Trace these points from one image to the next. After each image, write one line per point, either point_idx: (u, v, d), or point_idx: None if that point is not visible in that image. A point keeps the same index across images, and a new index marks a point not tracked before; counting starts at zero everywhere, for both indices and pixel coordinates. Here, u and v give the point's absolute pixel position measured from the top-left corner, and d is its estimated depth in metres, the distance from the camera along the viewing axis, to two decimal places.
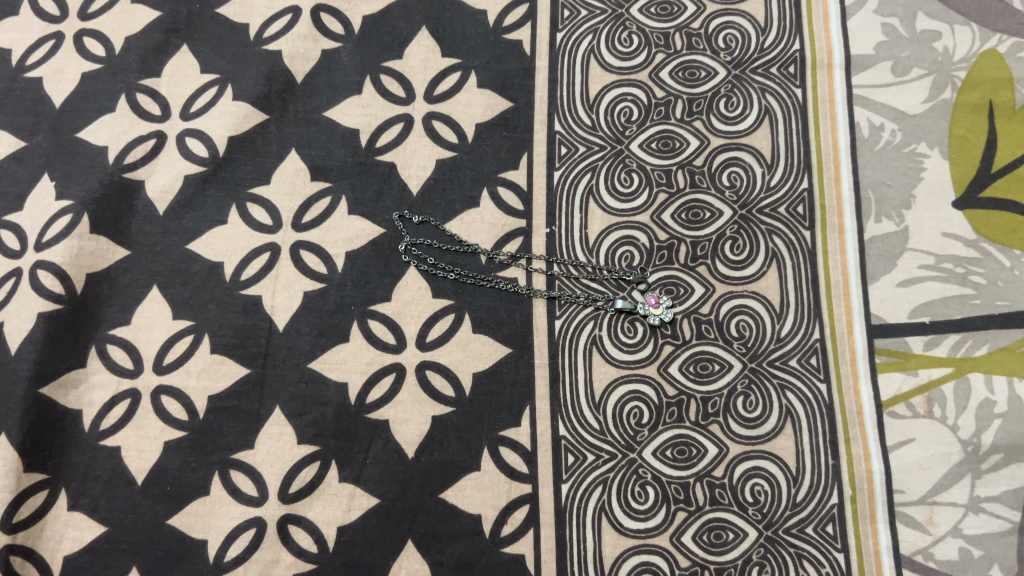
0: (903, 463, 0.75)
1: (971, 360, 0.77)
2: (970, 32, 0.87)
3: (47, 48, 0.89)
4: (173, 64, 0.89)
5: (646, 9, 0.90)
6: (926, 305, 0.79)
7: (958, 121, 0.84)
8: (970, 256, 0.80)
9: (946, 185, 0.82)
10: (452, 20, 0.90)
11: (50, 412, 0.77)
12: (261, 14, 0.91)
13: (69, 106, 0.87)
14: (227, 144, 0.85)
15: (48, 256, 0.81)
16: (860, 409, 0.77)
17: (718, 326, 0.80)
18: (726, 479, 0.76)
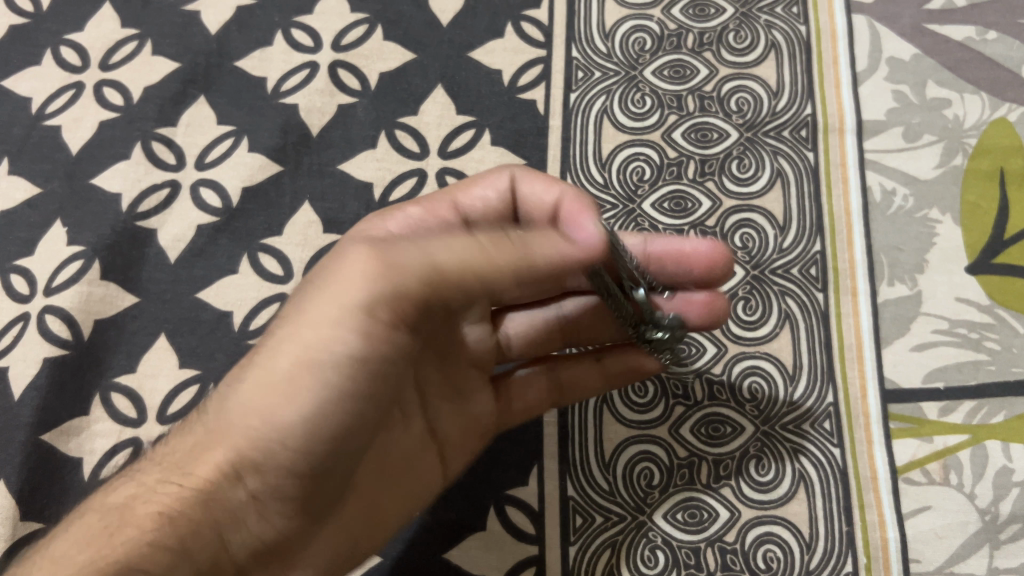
0: (919, 532, 0.73)
1: (988, 427, 0.76)
2: (980, 100, 0.88)
3: (67, 97, 0.92)
4: (189, 114, 0.90)
5: (660, 71, 0.90)
6: (940, 370, 0.78)
7: (969, 188, 0.84)
8: (983, 322, 0.80)
9: (959, 251, 0.82)
10: (467, 78, 0.91)
11: (50, 459, 0.76)
12: (279, 68, 0.92)
13: (86, 153, 0.89)
14: (240, 194, 0.86)
15: (57, 301, 0.82)
16: (875, 475, 0.75)
17: (730, 387, 0.78)
18: (738, 544, 0.74)
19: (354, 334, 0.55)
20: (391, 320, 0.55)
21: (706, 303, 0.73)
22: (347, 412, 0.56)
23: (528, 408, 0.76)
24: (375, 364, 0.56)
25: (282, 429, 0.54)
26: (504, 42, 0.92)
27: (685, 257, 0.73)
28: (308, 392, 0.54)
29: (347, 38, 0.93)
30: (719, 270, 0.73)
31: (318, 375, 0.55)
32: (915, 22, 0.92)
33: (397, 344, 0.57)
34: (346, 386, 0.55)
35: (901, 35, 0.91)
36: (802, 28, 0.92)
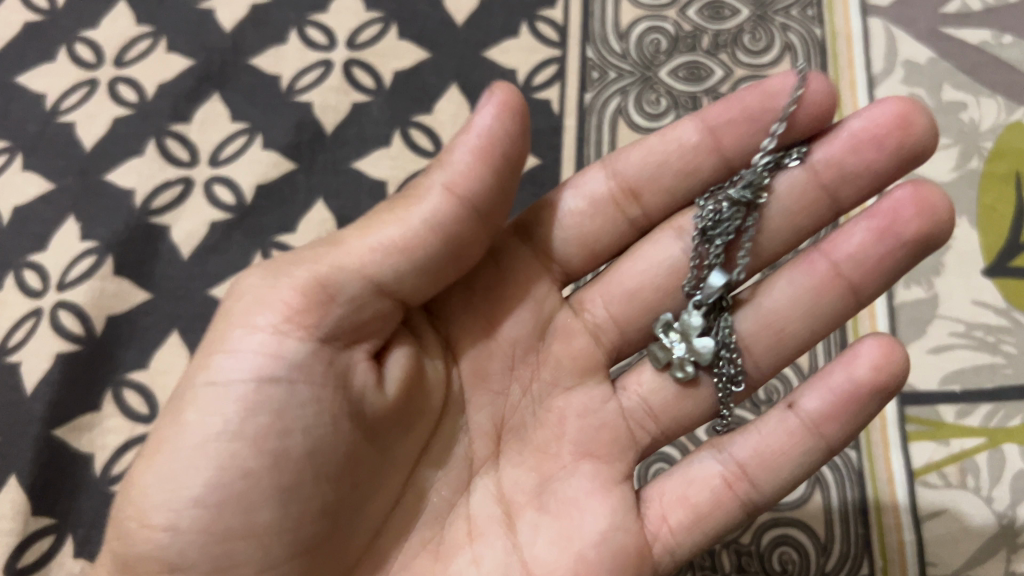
0: (936, 535, 0.72)
1: (1006, 431, 0.75)
2: (996, 104, 0.87)
3: (81, 93, 0.92)
4: (204, 111, 0.90)
5: (675, 72, 0.90)
6: (957, 372, 0.78)
7: (985, 191, 0.84)
8: (1000, 325, 0.79)
9: (976, 254, 0.82)
10: (482, 78, 0.91)
11: (61, 454, 0.76)
12: (293, 66, 0.92)
13: (100, 149, 0.89)
14: (254, 191, 0.86)
15: (70, 296, 0.82)
16: (891, 478, 0.74)
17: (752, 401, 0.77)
18: (754, 546, 0.73)
19: (235, 354, 0.46)
20: (279, 321, 0.46)
21: (911, 198, 0.52)
22: (225, 472, 0.45)
23: (692, 510, 0.55)
24: (271, 403, 0.46)
25: (152, 500, 0.45)
26: (519, 42, 0.92)
27: (882, 135, 0.54)
28: (175, 442, 0.45)
29: (362, 37, 0.93)
30: (915, 129, 0.53)
31: (188, 422, 0.45)
32: (931, 25, 0.91)
33: (308, 379, 0.46)
34: (224, 433, 0.45)
35: (916, 39, 0.91)
36: (817, 31, 0.92)
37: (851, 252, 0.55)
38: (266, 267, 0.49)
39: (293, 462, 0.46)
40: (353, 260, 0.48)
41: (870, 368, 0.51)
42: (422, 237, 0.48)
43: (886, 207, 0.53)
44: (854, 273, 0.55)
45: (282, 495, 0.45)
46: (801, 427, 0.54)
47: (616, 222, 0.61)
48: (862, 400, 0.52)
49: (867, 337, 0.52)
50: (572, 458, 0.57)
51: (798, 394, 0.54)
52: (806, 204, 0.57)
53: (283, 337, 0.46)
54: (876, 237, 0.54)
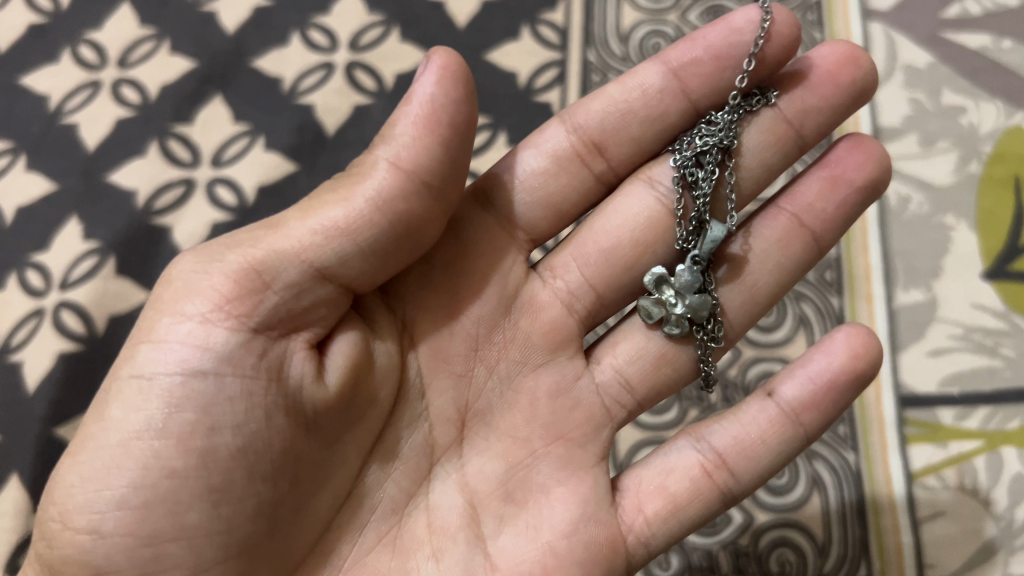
0: (936, 538, 0.72)
1: (1004, 434, 0.75)
2: (995, 108, 0.88)
3: (84, 95, 0.92)
4: (206, 113, 0.91)
5: None
6: (956, 375, 0.78)
7: (984, 195, 0.84)
8: (999, 328, 0.79)
9: (975, 257, 0.82)
10: (483, 80, 0.91)
11: (63, 453, 0.76)
12: (295, 68, 0.93)
13: (103, 150, 0.89)
14: (256, 192, 0.86)
15: (72, 296, 0.82)
16: (889, 479, 0.74)
17: (743, 388, 0.78)
18: (752, 548, 0.73)
19: (163, 345, 0.45)
20: (209, 310, 0.45)
21: (852, 147, 0.60)
22: (149, 472, 0.43)
23: (670, 500, 0.57)
24: (199, 399, 0.44)
25: (74, 502, 0.43)
26: (520, 44, 0.92)
27: (832, 73, 0.60)
28: (98, 438, 0.44)
29: (363, 39, 0.94)
30: (859, 72, 0.60)
31: (111, 419, 0.44)
32: (931, 30, 0.92)
33: (238, 371, 0.45)
34: (151, 429, 0.44)
35: (916, 43, 0.91)
36: (818, 35, 0.92)
37: (810, 202, 0.61)
38: (203, 249, 0.48)
39: (223, 461, 0.44)
40: (292, 246, 0.47)
41: (846, 355, 0.55)
42: (366, 219, 0.47)
43: (834, 159, 0.60)
44: (814, 222, 0.61)
45: (212, 496, 0.44)
46: (780, 416, 0.56)
47: (584, 176, 0.61)
48: (842, 387, 0.56)
49: (841, 327, 0.57)
50: (544, 443, 0.57)
51: (777, 381, 0.57)
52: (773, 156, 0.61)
53: (213, 327, 0.45)
54: (828, 185, 0.61)
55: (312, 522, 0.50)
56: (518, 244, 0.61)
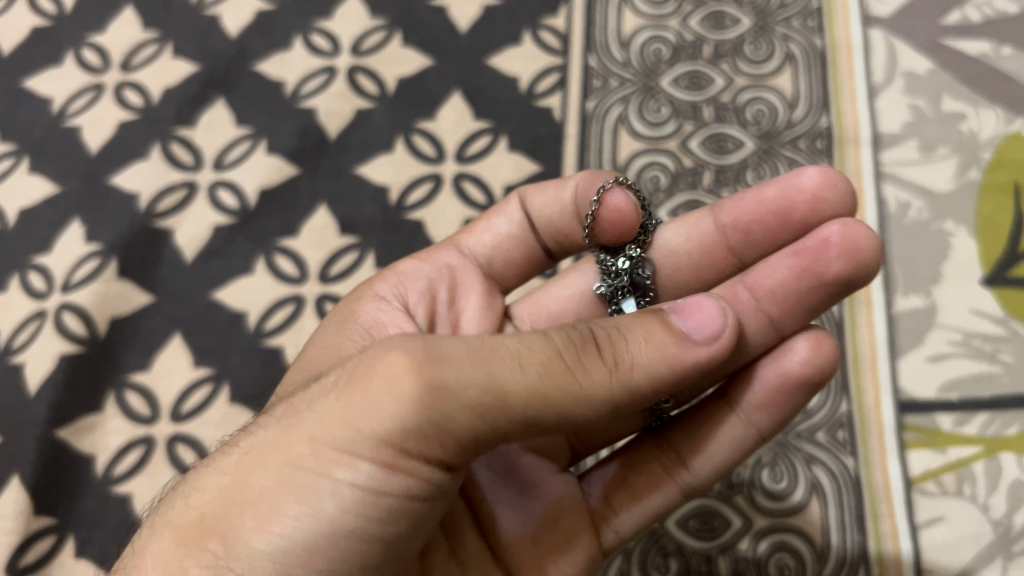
0: (935, 542, 0.72)
1: (1003, 440, 0.75)
2: (995, 115, 0.88)
3: (87, 98, 0.93)
4: (208, 116, 0.91)
5: (677, 81, 0.91)
6: (955, 381, 0.78)
7: (984, 202, 0.85)
8: (998, 335, 0.79)
9: (974, 263, 0.82)
10: (484, 85, 0.91)
11: (64, 455, 0.76)
12: (297, 72, 0.93)
13: (105, 153, 0.90)
14: (258, 196, 0.87)
15: (73, 298, 0.83)
16: (888, 485, 0.75)
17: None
18: (751, 553, 0.73)
19: (381, 457, 0.41)
20: (440, 438, 0.41)
21: (837, 238, 0.50)
22: (351, 565, 0.42)
23: (632, 493, 0.58)
24: (401, 508, 0.42)
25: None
26: (521, 49, 0.93)
27: (806, 203, 0.54)
28: (297, 529, 0.41)
29: (365, 44, 0.94)
30: (829, 201, 0.53)
31: (320, 502, 0.41)
32: (931, 37, 0.92)
33: (442, 482, 0.44)
34: (356, 534, 0.42)
35: (916, 50, 0.91)
36: (818, 42, 0.92)
37: (772, 285, 0.53)
38: (420, 357, 0.40)
39: (401, 548, 0.45)
40: (528, 395, 0.40)
41: (798, 363, 0.53)
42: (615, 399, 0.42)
43: (810, 245, 0.51)
44: (773, 308, 0.53)
45: (388, 575, 0.45)
46: (732, 417, 0.55)
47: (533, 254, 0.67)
48: (790, 391, 0.54)
49: (795, 334, 0.54)
50: (521, 451, 0.59)
51: (730, 388, 0.57)
52: (712, 254, 0.61)
53: (439, 457, 0.42)
54: (797, 274, 0.52)
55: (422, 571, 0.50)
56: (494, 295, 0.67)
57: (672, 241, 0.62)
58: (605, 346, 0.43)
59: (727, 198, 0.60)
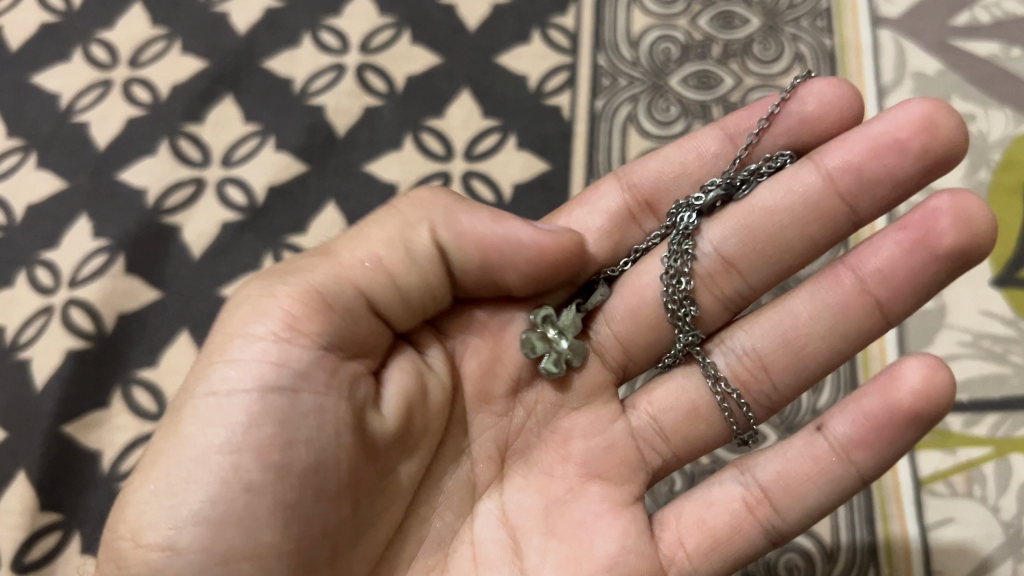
0: (945, 543, 0.72)
1: (1013, 441, 0.75)
2: (1005, 116, 0.88)
3: (95, 94, 0.93)
4: (216, 113, 0.91)
5: (686, 80, 0.90)
6: (964, 382, 0.78)
7: (993, 203, 0.84)
8: (1008, 336, 0.79)
9: (985, 264, 0.82)
10: (493, 83, 0.91)
11: (71, 451, 0.76)
12: (306, 70, 0.93)
13: (114, 149, 0.90)
14: (266, 192, 0.86)
15: (81, 294, 0.82)
16: (898, 485, 0.74)
17: (787, 425, 0.76)
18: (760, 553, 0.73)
19: (235, 363, 0.47)
20: (280, 328, 0.47)
21: (948, 207, 0.50)
22: (228, 487, 0.44)
23: (711, 534, 0.53)
24: (275, 413, 0.46)
25: (147, 519, 0.44)
26: (531, 48, 0.92)
27: (917, 131, 0.52)
28: (175, 455, 0.45)
29: (374, 42, 0.94)
30: (943, 128, 0.51)
31: (190, 434, 0.45)
32: (941, 37, 0.92)
33: (312, 388, 0.47)
34: (228, 445, 0.45)
35: (925, 50, 0.91)
36: (827, 42, 0.92)
37: (880, 265, 0.52)
38: (266, 276, 0.51)
39: (296, 475, 0.45)
40: (343, 269, 0.51)
41: (911, 387, 0.48)
42: (402, 253, 0.52)
43: (922, 218, 0.51)
44: (882, 290, 0.53)
45: (285, 513, 0.45)
46: (829, 453, 0.52)
47: (636, 233, 0.62)
48: (897, 423, 0.49)
49: (912, 358, 0.50)
50: (579, 480, 0.56)
51: (828, 417, 0.52)
52: (822, 211, 0.55)
53: (285, 345, 0.47)
54: (908, 249, 0.51)
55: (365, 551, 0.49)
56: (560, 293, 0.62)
57: (767, 202, 0.57)
58: (402, 241, 0.52)
59: (828, 144, 0.55)
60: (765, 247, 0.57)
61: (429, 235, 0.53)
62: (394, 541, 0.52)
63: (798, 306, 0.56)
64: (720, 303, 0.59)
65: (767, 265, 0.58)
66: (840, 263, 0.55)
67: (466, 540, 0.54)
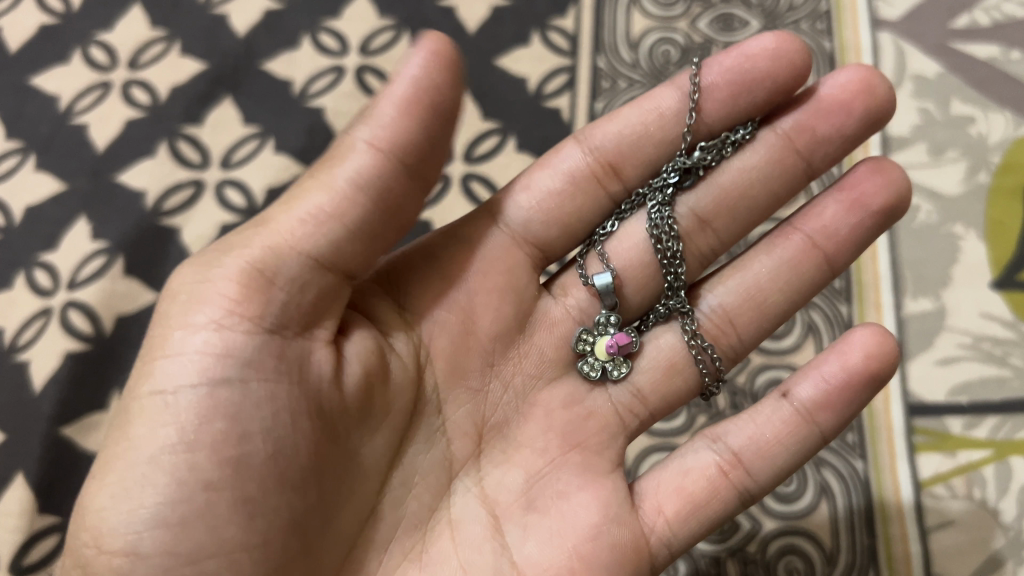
0: (944, 547, 0.72)
1: (1012, 443, 0.75)
2: (1004, 118, 0.88)
3: (94, 96, 0.92)
4: (216, 114, 0.91)
5: None
6: (964, 384, 0.78)
7: (993, 205, 0.84)
8: (1008, 338, 0.79)
9: (984, 267, 0.82)
10: (493, 85, 0.91)
11: (69, 453, 0.76)
12: (306, 71, 0.93)
13: (113, 150, 0.90)
14: (266, 194, 0.86)
15: (80, 295, 0.82)
16: (897, 488, 0.74)
17: (752, 395, 0.77)
18: (759, 555, 0.73)
19: (178, 358, 0.43)
20: (222, 315, 0.43)
21: (876, 170, 0.58)
22: (185, 486, 0.41)
23: (690, 499, 0.55)
24: (227, 406, 0.42)
25: (107, 524, 0.40)
26: (530, 50, 0.92)
27: (855, 97, 0.59)
28: (127, 458, 0.41)
29: (374, 44, 0.94)
30: (880, 89, 0.59)
31: (137, 437, 0.41)
32: (940, 40, 0.92)
33: (261, 375, 0.43)
34: (178, 444, 0.41)
35: (925, 53, 0.91)
36: (827, 45, 0.92)
37: (825, 224, 0.60)
38: (200, 259, 0.46)
39: (258, 469, 0.42)
40: (282, 234, 0.45)
41: (861, 358, 0.54)
42: (350, 197, 0.46)
43: (855, 180, 0.59)
44: (829, 245, 0.60)
45: (246, 506, 0.42)
46: (796, 416, 0.55)
47: (603, 199, 0.61)
48: (856, 387, 0.54)
49: (860, 329, 0.56)
50: (560, 451, 0.56)
51: (791, 384, 0.56)
52: (782, 163, 0.61)
53: (233, 337, 0.43)
54: (847, 209, 0.59)
55: (336, 539, 0.46)
56: (534, 263, 0.60)
57: (731, 160, 0.61)
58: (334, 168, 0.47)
59: (776, 107, 0.61)
60: (728, 202, 0.62)
61: (364, 148, 0.46)
62: (373, 523, 0.49)
63: (759, 264, 0.61)
64: (698, 260, 0.63)
65: (736, 220, 0.62)
66: (792, 226, 0.61)
67: (446, 523, 0.52)
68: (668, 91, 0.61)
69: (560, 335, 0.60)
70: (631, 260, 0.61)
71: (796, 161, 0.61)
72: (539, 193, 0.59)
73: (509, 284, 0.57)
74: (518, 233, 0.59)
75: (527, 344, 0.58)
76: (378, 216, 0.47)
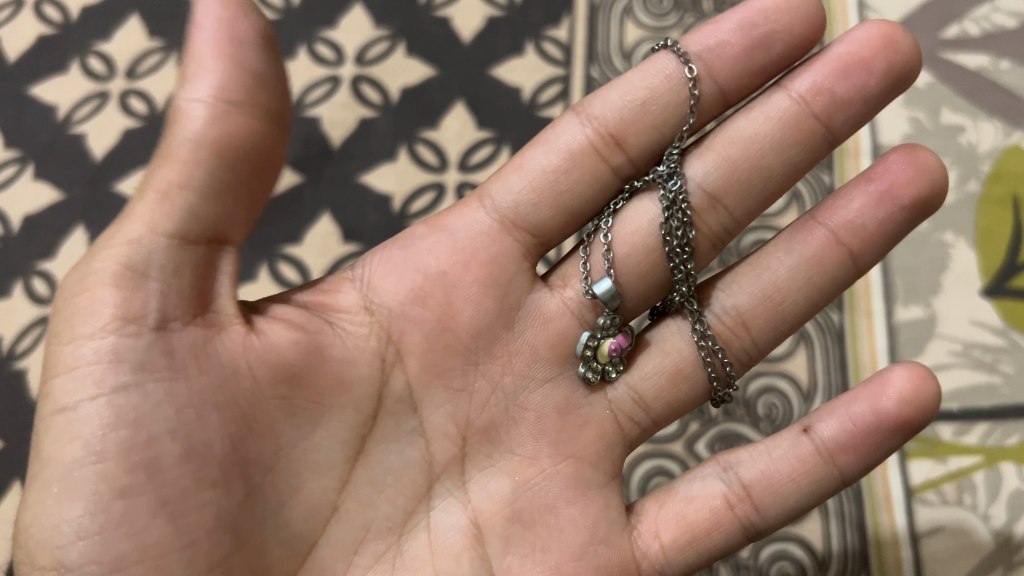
0: (935, 551, 0.72)
1: (1003, 450, 0.76)
2: (993, 128, 0.89)
3: (92, 105, 0.93)
4: None
5: None
6: (955, 391, 0.78)
7: (984, 213, 0.85)
8: (997, 344, 0.80)
9: (974, 275, 0.83)
10: (488, 95, 0.92)
11: None
12: (302, 80, 0.93)
13: (110, 159, 0.90)
14: None
15: None
16: (889, 493, 0.75)
17: (744, 403, 0.78)
18: (753, 561, 0.73)
19: (78, 371, 0.43)
20: (106, 324, 0.43)
21: (906, 160, 0.56)
22: (101, 497, 0.42)
23: (688, 530, 0.55)
24: (130, 412, 0.43)
25: (37, 539, 0.42)
26: (525, 60, 0.93)
27: (871, 57, 0.56)
28: (46, 474, 0.43)
29: (369, 54, 0.95)
30: (902, 45, 0.56)
31: (50, 455, 0.43)
32: (931, 49, 0.93)
33: (156, 376, 0.44)
34: (91, 454, 0.42)
35: None
36: None
37: (850, 218, 0.57)
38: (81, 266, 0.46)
39: (173, 471, 0.43)
40: (153, 221, 0.45)
41: (895, 400, 0.52)
42: (192, 161, 0.45)
43: (882, 172, 0.57)
44: (854, 241, 0.58)
45: (166, 508, 0.43)
46: (814, 455, 0.54)
47: (603, 171, 0.60)
48: (884, 432, 0.53)
49: (898, 367, 0.53)
50: (550, 457, 0.56)
51: (814, 419, 0.55)
52: (800, 132, 0.58)
53: (119, 339, 0.43)
54: (874, 201, 0.57)
55: (280, 531, 0.47)
56: (527, 250, 0.60)
57: (745, 133, 0.59)
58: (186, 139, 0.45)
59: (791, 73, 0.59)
60: (747, 180, 0.59)
61: (199, 109, 0.45)
62: (333, 522, 0.50)
63: (776, 262, 0.59)
64: (709, 240, 0.61)
65: (751, 196, 0.60)
66: (815, 219, 0.59)
67: (423, 524, 0.53)
68: (667, 54, 0.60)
69: (552, 331, 0.59)
70: (633, 247, 0.60)
71: (818, 132, 0.58)
72: (534, 170, 0.59)
73: (490, 274, 0.57)
74: (506, 216, 0.59)
75: (513, 339, 0.57)
76: (236, 169, 0.46)
